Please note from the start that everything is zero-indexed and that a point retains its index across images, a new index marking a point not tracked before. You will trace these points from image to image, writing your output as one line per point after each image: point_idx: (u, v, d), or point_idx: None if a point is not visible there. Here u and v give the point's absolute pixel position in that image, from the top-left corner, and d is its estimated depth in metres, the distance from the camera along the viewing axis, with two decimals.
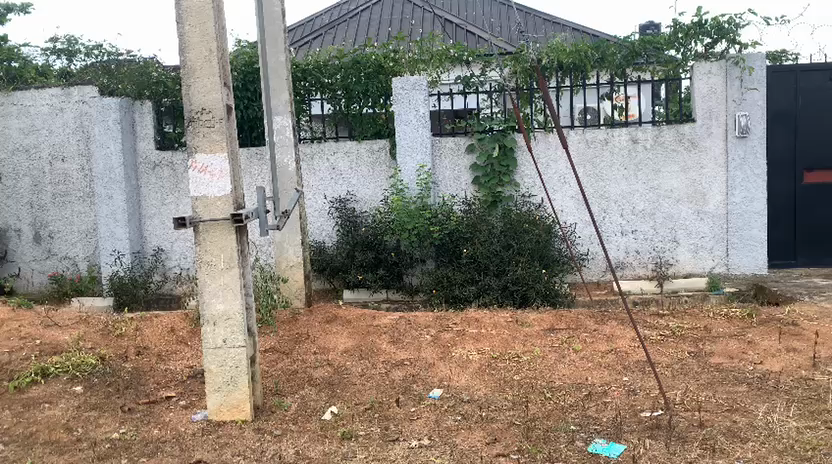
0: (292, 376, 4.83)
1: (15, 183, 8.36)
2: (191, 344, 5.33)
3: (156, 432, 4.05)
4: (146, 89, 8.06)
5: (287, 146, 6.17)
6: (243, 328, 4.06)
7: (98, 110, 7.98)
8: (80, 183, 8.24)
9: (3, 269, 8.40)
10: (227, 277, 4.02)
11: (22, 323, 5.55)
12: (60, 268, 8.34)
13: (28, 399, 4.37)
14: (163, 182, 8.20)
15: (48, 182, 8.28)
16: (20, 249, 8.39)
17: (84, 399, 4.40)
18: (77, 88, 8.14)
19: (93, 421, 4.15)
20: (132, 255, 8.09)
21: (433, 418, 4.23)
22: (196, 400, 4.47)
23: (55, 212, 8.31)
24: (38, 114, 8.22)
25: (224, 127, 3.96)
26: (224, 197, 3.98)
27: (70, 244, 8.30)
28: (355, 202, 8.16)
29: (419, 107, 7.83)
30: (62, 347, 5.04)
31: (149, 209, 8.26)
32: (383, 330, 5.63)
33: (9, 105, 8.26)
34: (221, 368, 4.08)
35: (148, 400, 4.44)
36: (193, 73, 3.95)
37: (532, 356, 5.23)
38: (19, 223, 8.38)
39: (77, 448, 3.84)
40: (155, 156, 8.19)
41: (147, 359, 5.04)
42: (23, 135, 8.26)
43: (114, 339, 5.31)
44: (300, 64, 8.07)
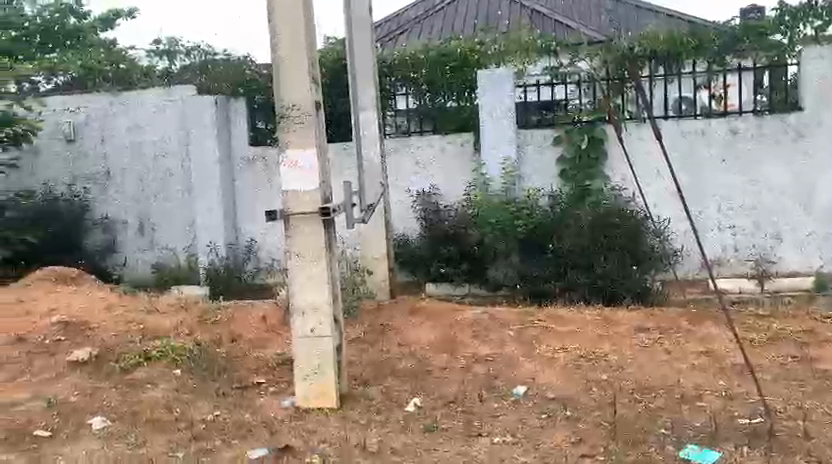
0: (376, 366, 4.90)
1: (121, 178, 8.86)
2: (281, 332, 5.52)
3: (248, 415, 4.23)
4: (241, 86, 8.48)
5: (373, 140, 6.24)
6: (330, 319, 4.16)
7: (197, 108, 8.40)
8: (180, 178, 8.67)
9: (110, 258, 8.93)
10: (315, 269, 4.14)
11: (129, 308, 5.83)
12: (161, 258, 8.80)
13: (132, 379, 4.65)
14: (256, 177, 8.54)
15: (151, 177, 8.77)
16: (125, 240, 8.91)
17: (182, 382, 4.64)
18: (178, 88, 8.57)
19: (190, 403, 4.38)
20: (227, 247, 8.50)
21: (516, 415, 4.19)
22: (285, 387, 4.64)
23: (157, 205, 8.79)
24: (143, 112, 8.69)
25: (313, 122, 4.06)
26: (313, 192, 4.09)
27: (171, 236, 8.76)
28: (439, 196, 8.16)
29: (505, 100, 7.78)
30: (163, 333, 5.30)
31: (243, 203, 8.61)
32: (467, 324, 5.62)
33: (117, 104, 8.77)
34: (310, 357, 4.21)
35: (240, 386, 4.64)
36: (283, 70, 4.06)
37: (621, 356, 5.07)
38: (125, 215, 8.89)
39: (176, 428, 4.07)
40: (248, 151, 8.53)
41: (240, 346, 5.26)
42: (129, 132, 8.76)
43: (210, 327, 5.56)
44: (387, 60, 8.19)
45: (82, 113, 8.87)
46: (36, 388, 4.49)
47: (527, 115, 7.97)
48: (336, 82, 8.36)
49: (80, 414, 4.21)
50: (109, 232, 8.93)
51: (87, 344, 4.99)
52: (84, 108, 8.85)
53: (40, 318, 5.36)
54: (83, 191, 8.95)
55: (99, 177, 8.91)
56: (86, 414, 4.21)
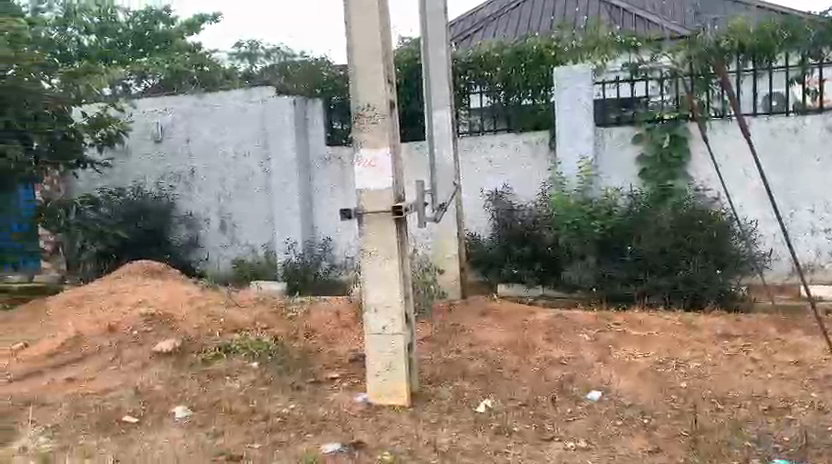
0: (447, 366, 4.89)
1: (205, 176, 9.23)
2: (354, 329, 5.60)
3: (322, 410, 4.31)
4: (319, 87, 8.78)
5: (446, 140, 6.22)
6: (402, 317, 4.19)
7: (276, 109, 8.64)
8: (259, 176, 8.95)
9: (194, 254, 9.33)
10: (388, 267, 4.17)
11: (210, 301, 5.99)
12: (242, 254, 9.12)
13: (212, 371, 4.81)
14: (332, 176, 8.70)
15: (233, 176, 9.09)
16: (208, 236, 9.28)
17: (260, 374, 4.78)
18: (257, 89, 8.81)
19: (267, 396, 4.51)
20: (304, 244, 8.72)
21: (591, 421, 4.08)
22: (358, 383, 4.70)
23: (238, 202, 9.10)
24: (226, 113, 9.02)
25: (388, 122, 4.09)
26: (387, 191, 4.12)
27: (251, 233, 9.06)
28: (512, 196, 8.06)
29: (582, 97, 7.59)
30: (242, 326, 5.45)
31: (319, 201, 8.80)
32: (540, 326, 5.52)
33: (201, 106, 9.13)
34: (382, 354, 4.25)
35: (314, 380, 4.73)
36: (359, 71, 4.11)
37: (703, 363, 4.85)
38: (208, 213, 9.25)
39: (253, 419, 4.20)
40: (324, 151, 8.69)
41: (315, 341, 5.36)
42: (212, 133, 9.12)
43: (286, 321, 5.70)
44: (462, 58, 8.16)
45: (169, 114, 9.29)
46: (125, 376, 4.71)
47: (606, 113, 7.78)
48: (410, 82, 8.41)
49: (164, 402, 4.40)
50: (193, 228, 9.32)
51: (171, 337, 5.18)
52: (170, 109, 9.27)
53: (129, 309, 5.58)
54: (169, 189, 9.37)
55: (184, 176, 9.31)
56: (170, 403, 4.40)
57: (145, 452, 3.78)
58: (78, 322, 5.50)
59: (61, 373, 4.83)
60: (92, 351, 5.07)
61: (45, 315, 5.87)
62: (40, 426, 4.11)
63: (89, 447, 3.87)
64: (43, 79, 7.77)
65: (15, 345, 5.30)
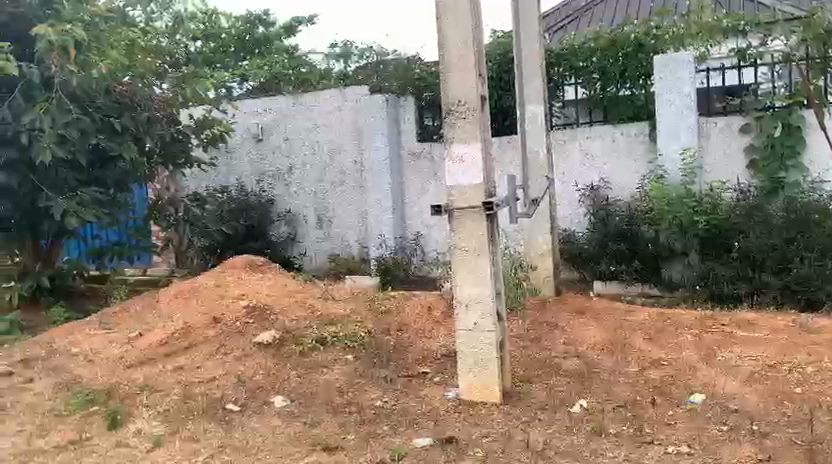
0: (540, 364, 4.80)
1: (302, 174, 9.53)
2: (446, 324, 5.61)
3: (413, 404, 4.35)
4: (409, 84, 8.74)
5: (538, 134, 6.08)
6: (492, 313, 4.15)
7: (370, 107, 8.83)
8: (353, 174, 9.14)
9: (294, 249, 9.67)
10: (477, 262, 4.15)
11: (308, 294, 6.12)
12: (338, 249, 9.35)
13: (309, 362, 4.96)
14: (423, 172, 8.78)
15: (328, 173, 9.33)
16: (306, 232, 9.58)
17: (354, 367, 4.89)
18: (352, 89, 9.04)
19: (360, 388, 4.60)
20: (396, 240, 8.85)
21: (693, 425, 3.89)
22: (449, 378, 4.72)
23: (333, 199, 9.33)
24: (321, 113, 9.29)
25: (478, 117, 4.07)
26: (475, 186, 4.09)
27: (346, 229, 9.28)
28: (608, 189, 7.80)
29: (683, 87, 7.25)
30: (337, 318, 5.56)
31: (410, 197, 8.89)
32: (639, 324, 5.32)
33: (299, 106, 9.46)
34: (473, 351, 4.23)
35: (406, 374, 4.79)
36: (450, 67, 4.10)
37: (820, 368, 4.51)
38: (306, 209, 9.55)
39: (348, 410, 4.30)
40: (416, 147, 8.79)
41: (407, 335, 5.40)
42: (309, 131, 9.40)
43: (379, 314, 5.77)
44: (555, 49, 7.94)
45: (269, 115, 9.70)
46: (228, 366, 4.92)
47: (709, 101, 7.50)
48: (503, 75, 8.31)
49: (264, 392, 4.58)
50: (292, 225, 9.66)
51: (271, 328, 5.36)
52: (269, 110, 9.67)
53: (231, 301, 5.82)
54: (270, 187, 9.77)
55: (283, 174, 9.66)
56: (270, 392, 4.57)
57: (246, 440, 3.96)
58: (185, 313, 5.80)
59: (171, 361, 5.11)
60: (199, 340, 5.32)
61: (157, 305, 6.23)
62: (153, 410, 4.38)
63: (196, 432, 4.09)
64: (155, 85, 8.31)
65: (131, 334, 5.65)
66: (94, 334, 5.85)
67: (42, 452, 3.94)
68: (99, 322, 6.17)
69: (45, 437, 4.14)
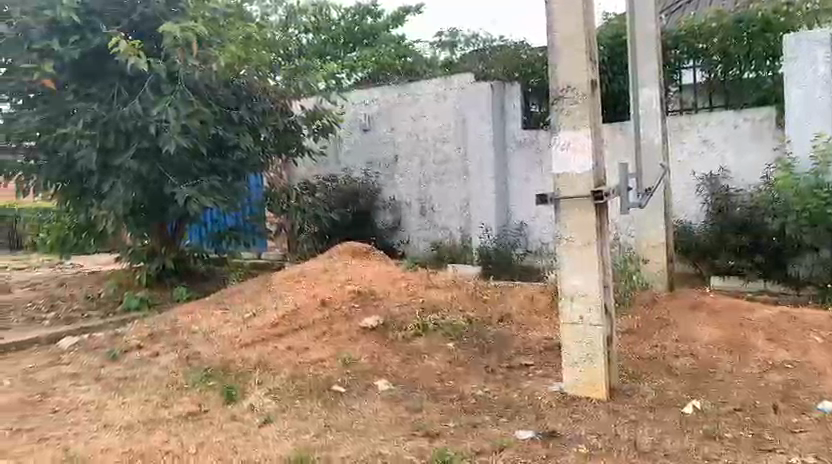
0: (650, 361, 4.60)
1: (407, 162, 9.62)
2: (550, 317, 5.50)
3: (515, 395, 4.30)
4: (516, 70, 8.72)
5: (653, 120, 5.82)
6: (601, 307, 4.02)
7: (475, 95, 8.77)
8: (457, 162, 9.11)
9: (397, 236, 9.79)
10: (585, 254, 4.02)
11: (410, 280, 6.17)
12: (440, 237, 9.37)
13: (411, 348, 5.00)
14: (528, 159, 8.61)
15: (432, 162, 9.36)
16: (409, 220, 9.66)
17: (456, 355, 4.88)
18: (457, 76, 8.98)
19: (462, 377, 4.60)
20: (499, 229, 8.76)
21: (822, 435, 3.59)
22: (553, 371, 4.63)
23: (436, 187, 9.35)
24: (426, 101, 9.33)
25: (588, 103, 3.93)
26: (585, 175, 3.96)
27: (448, 217, 9.27)
28: (729, 180, 7.29)
29: (818, 66, 6.65)
30: (439, 306, 5.57)
31: (515, 186, 8.75)
32: (760, 323, 4.96)
33: (405, 95, 9.54)
34: (580, 345, 4.11)
35: (508, 365, 4.74)
36: (559, 51, 3.98)
37: None
38: (409, 197, 9.63)
39: (449, 398, 4.31)
40: (520, 135, 8.64)
41: (510, 326, 5.34)
42: (414, 120, 9.47)
43: (482, 303, 5.72)
44: (672, 31, 7.60)
45: (376, 105, 9.87)
46: (333, 348, 5.06)
47: None
48: (616, 60, 7.99)
49: (368, 375, 4.67)
50: (395, 212, 9.78)
51: (375, 313, 5.46)
52: (377, 101, 9.84)
53: (338, 286, 5.96)
54: (375, 176, 9.93)
55: (388, 162, 9.80)
56: (373, 376, 4.66)
57: (351, 421, 4.06)
58: (295, 295, 6.01)
59: (281, 341, 5.31)
60: (307, 322, 5.48)
61: (270, 287, 6.51)
62: (264, 387, 4.59)
63: (304, 410, 4.25)
64: (270, 77, 8.63)
65: (246, 314, 5.94)
66: (212, 312, 6.20)
67: (166, 421, 4.23)
68: (218, 302, 6.52)
69: (169, 407, 4.44)
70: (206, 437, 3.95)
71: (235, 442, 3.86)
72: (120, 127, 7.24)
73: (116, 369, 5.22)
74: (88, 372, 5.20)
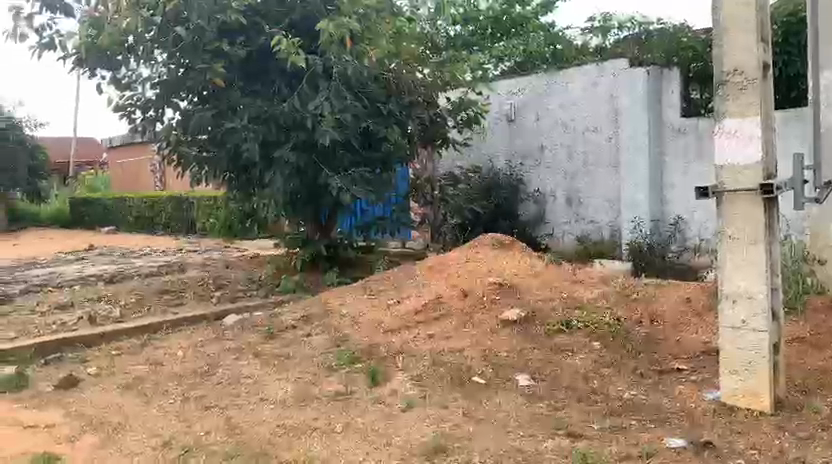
0: (823, 374, 4.14)
1: (553, 153, 9.39)
2: (708, 319, 5.14)
3: (665, 401, 4.07)
4: (675, 55, 8.10)
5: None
6: (767, 312, 3.67)
7: (629, 82, 8.39)
8: (608, 152, 8.76)
9: (540, 229, 9.63)
10: (750, 253, 3.69)
11: (554, 274, 6.01)
12: (587, 231, 9.08)
13: (554, 345, 4.88)
14: (687, 149, 8.05)
15: (580, 152, 9.06)
16: (555, 212, 9.44)
17: (601, 355, 4.70)
18: (610, 62, 8.63)
19: (607, 377, 4.43)
20: (652, 223, 8.30)
21: None
22: (709, 378, 4.36)
23: (584, 179, 9.06)
24: (575, 90, 9.04)
25: (759, 87, 3.58)
26: (753, 167, 3.62)
27: (597, 210, 8.95)
28: None
29: None
30: (585, 303, 5.40)
31: (671, 177, 8.22)
32: None
33: (552, 84, 9.32)
34: (740, 351, 3.79)
35: (659, 369, 4.52)
36: (726, 32, 3.67)
37: None
38: (555, 189, 9.40)
39: (593, 399, 4.16)
40: (679, 122, 8.09)
41: (662, 328, 5.06)
42: (562, 109, 9.22)
43: (630, 301, 5.46)
44: None
45: (521, 95, 9.72)
46: (475, 338, 5.04)
47: None
48: (791, 39, 7.25)
49: (509, 368, 4.62)
50: (540, 204, 9.59)
51: (517, 306, 5.38)
52: (523, 90, 9.69)
53: (479, 277, 5.94)
54: (519, 166, 9.78)
55: (533, 153, 9.62)
56: (514, 370, 4.60)
57: (491, 414, 4.04)
58: (438, 284, 6.08)
59: (424, 329, 5.39)
60: (449, 311, 5.52)
61: (413, 276, 6.64)
62: (407, 373, 4.69)
63: (444, 399, 4.29)
64: (418, 70, 8.78)
65: (391, 300, 6.09)
66: (359, 297, 6.44)
67: (315, 399, 4.46)
68: (364, 288, 6.75)
69: (318, 386, 4.68)
70: (351, 417, 4.11)
71: (378, 424, 3.99)
72: (280, 121, 7.72)
73: (272, 347, 5.59)
74: (248, 348, 5.61)
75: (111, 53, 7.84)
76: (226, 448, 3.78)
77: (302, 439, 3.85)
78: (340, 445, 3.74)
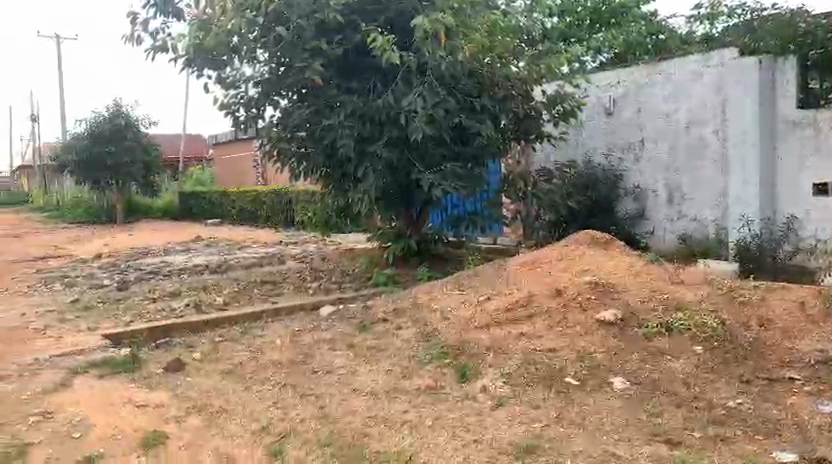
0: None
1: (654, 147, 9.02)
2: (823, 326, 4.80)
3: (775, 412, 3.83)
4: (791, 42, 7.52)
5: None
6: None
7: (738, 72, 7.91)
8: (715, 147, 8.29)
9: (640, 226, 9.30)
10: None
11: (653, 274, 5.78)
12: (690, 229, 8.67)
13: (652, 347, 4.68)
14: (802, 143, 7.53)
15: (684, 146, 8.65)
16: (656, 208, 9.08)
17: (703, 360, 4.47)
18: (718, 52, 8.17)
19: (710, 384, 4.22)
20: (762, 222, 7.80)
21: None
22: (824, 390, 4.08)
23: (688, 174, 8.64)
24: (680, 81, 8.62)
25: None
26: None
27: (701, 207, 8.51)
28: None
29: None
30: (686, 304, 5.17)
31: (785, 174, 7.71)
32: None
33: (655, 76, 8.94)
34: None
35: (768, 377, 4.28)
36: None
37: None
38: (656, 184, 9.04)
39: (694, 406, 3.97)
40: (795, 115, 7.58)
41: (772, 333, 4.77)
42: (665, 102, 8.82)
43: (737, 304, 5.17)
44: None
45: (621, 87, 9.40)
46: (569, 338, 4.92)
47: None
48: None
49: (604, 370, 4.49)
50: (640, 200, 9.27)
51: (613, 306, 5.22)
52: (623, 82, 9.38)
53: (574, 276, 5.79)
54: (618, 161, 9.49)
55: (633, 147, 9.29)
56: (609, 372, 4.46)
57: (584, 416, 3.93)
58: (532, 281, 5.99)
59: (515, 326, 5.31)
60: (542, 310, 5.41)
61: (505, 272, 6.57)
62: (498, 371, 4.64)
63: (536, 399, 4.22)
64: (512, 64, 8.61)
65: (482, 296, 6.05)
66: (451, 292, 6.44)
67: (406, 392, 4.51)
68: (456, 283, 6.76)
69: (409, 379, 4.72)
70: (441, 412, 4.13)
71: (469, 421, 3.97)
72: (375, 117, 7.85)
73: (364, 339, 5.69)
74: (342, 339, 5.75)
75: (216, 53, 8.22)
76: (320, 435, 3.89)
77: (392, 431, 3.91)
78: (430, 439, 3.76)
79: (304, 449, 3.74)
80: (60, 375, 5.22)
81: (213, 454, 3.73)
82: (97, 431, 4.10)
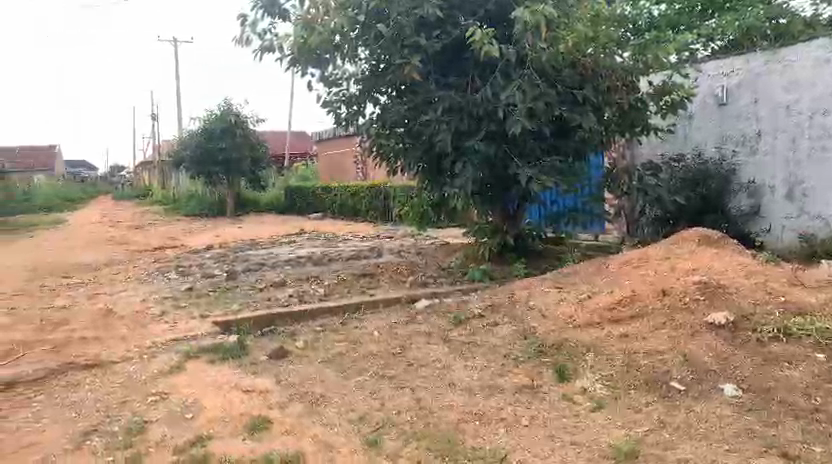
0: None
1: (773, 140, 8.43)
2: None
3: None
4: None
5: None
6: None
7: None
8: None
9: (754, 224, 8.74)
10: None
11: (769, 275, 5.42)
12: (812, 227, 8.06)
13: (767, 353, 4.39)
14: None
15: (806, 138, 8.03)
16: (773, 205, 8.51)
17: (826, 369, 4.14)
18: None
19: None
20: None
21: None
22: None
23: (811, 168, 8.02)
24: (803, 68, 8.01)
25: None
26: None
27: (825, 204, 7.90)
28: None
29: None
30: (806, 308, 4.81)
31: None
32: None
33: (775, 63, 8.35)
34: None
35: None
36: None
37: None
38: (773, 180, 8.47)
39: (815, 418, 3.68)
40: None
41: None
42: (785, 91, 8.22)
43: None
44: None
45: (736, 76, 8.85)
46: (675, 340, 4.69)
47: None
48: None
49: (713, 375, 4.25)
50: (755, 196, 8.71)
51: (724, 308, 4.93)
52: (738, 70, 8.82)
53: (680, 275, 5.52)
54: (731, 154, 8.96)
55: (748, 140, 8.73)
56: (718, 377, 4.23)
57: (691, 423, 3.74)
58: (634, 280, 5.77)
59: (616, 327, 5.13)
60: (645, 310, 5.20)
61: (605, 270, 6.36)
62: (598, 372, 4.50)
63: (638, 403, 4.06)
64: (616, 54, 8.33)
65: (581, 294, 5.88)
66: (548, 289, 6.31)
67: (502, 389, 4.46)
68: (554, 280, 6.62)
69: (505, 377, 4.67)
70: (538, 412, 4.06)
71: (566, 422, 3.88)
72: (473, 111, 7.81)
73: (460, 334, 5.69)
74: (437, 334, 5.77)
75: (320, 52, 8.45)
76: (415, 428, 3.93)
77: (488, 427, 3.89)
78: (526, 438, 3.71)
79: (400, 440, 3.79)
80: (175, 358, 5.56)
81: (313, 441, 3.85)
82: (207, 413, 4.34)
